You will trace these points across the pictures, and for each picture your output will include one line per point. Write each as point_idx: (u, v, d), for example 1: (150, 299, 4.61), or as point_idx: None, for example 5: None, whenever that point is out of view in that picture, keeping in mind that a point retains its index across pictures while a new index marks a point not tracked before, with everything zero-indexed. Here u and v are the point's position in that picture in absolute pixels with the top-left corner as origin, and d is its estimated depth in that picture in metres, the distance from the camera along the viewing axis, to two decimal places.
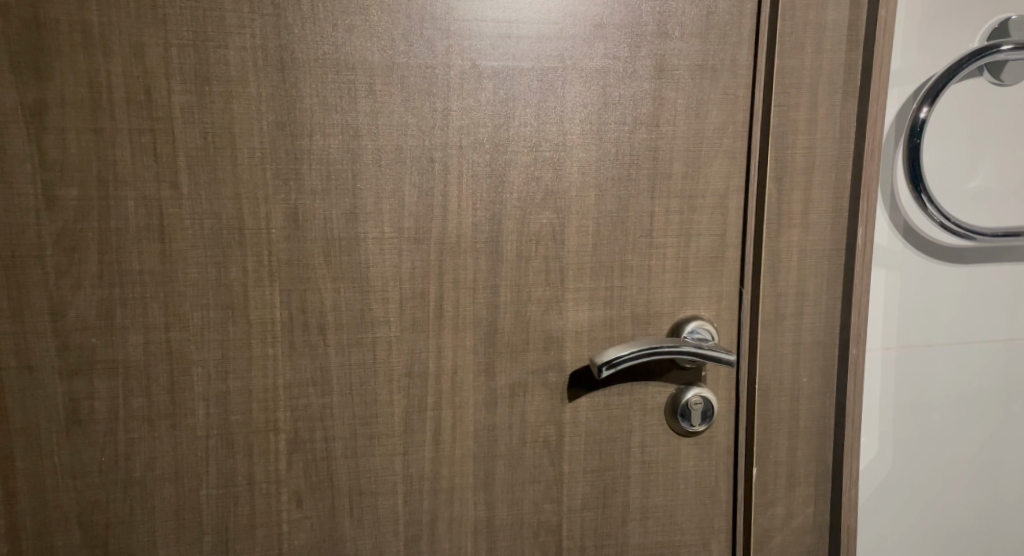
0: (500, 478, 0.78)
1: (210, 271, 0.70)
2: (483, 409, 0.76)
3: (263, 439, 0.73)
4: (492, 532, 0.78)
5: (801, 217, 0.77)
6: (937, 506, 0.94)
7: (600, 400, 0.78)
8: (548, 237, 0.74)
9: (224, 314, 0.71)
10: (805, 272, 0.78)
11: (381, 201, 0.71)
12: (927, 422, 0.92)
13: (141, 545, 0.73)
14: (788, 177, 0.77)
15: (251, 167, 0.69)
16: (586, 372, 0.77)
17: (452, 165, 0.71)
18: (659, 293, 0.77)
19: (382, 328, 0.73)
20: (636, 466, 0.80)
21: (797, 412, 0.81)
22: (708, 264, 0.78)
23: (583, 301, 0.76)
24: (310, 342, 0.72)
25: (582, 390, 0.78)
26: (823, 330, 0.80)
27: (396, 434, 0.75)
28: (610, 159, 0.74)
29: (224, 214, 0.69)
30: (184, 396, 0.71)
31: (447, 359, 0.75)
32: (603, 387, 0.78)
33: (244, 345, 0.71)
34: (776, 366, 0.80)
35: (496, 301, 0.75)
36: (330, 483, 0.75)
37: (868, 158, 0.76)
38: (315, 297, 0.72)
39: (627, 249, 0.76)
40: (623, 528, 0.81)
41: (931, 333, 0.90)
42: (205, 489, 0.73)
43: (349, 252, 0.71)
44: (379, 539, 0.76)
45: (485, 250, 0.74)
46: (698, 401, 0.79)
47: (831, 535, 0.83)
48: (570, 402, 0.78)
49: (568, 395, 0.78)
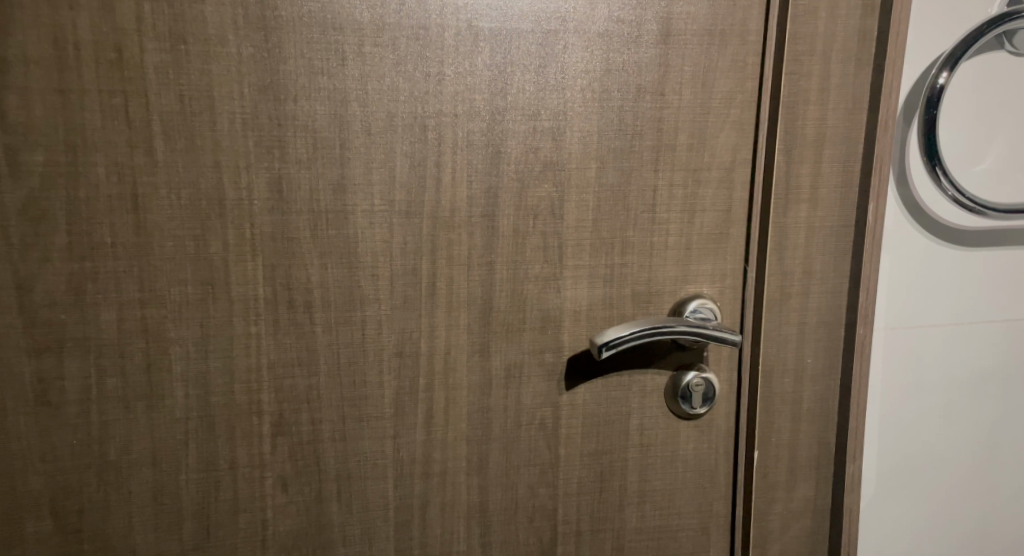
0: (495, 461, 0.75)
1: (188, 245, 0.66)
2: (478, 391, 0.73)
3: (246, 421, 0.70)
4: (486, 516, 0.76)
5: (810, 191, 0.73)
6: (940, 489, 0.92)
7: (600, 387, 0.75)
8: (547, 211, 0.71)
9: (204, 290, 0.67)
10: (813, 250, 0.75)
11: (370, 171, 0.67)
12: (932, 404, 0.89)
13: (117, 531, 0.70)
14: (798, 149, 0.73)
15: (232, 133, 0.65)
16: (584, 355, 0.74)
17: (446, 135, 0.67)
18: (662, 271, 0.74)
19: (372, 306, 0.70)
20: (635, 449, 0.77)
21: (800, 394, 0.78)
22: (712, 240, 0.74)
23: (582, 279, 0.73)
24: (296, 320, 0.69)
25: (581, 378, 0.75)
26: (830, 310, 0.76)
27: (387, 416, 0.72)
28: (613, 129, 0.70)
29: (204, 183, 0.65)
30: (162, 375, 0.68)
31: (440, 339, 0.71)
32: (603, 375, 0.75)
33: (225, 322, 0.68)
34: (779, 347, 0.76)
35: (492, 279, 0.71)
36: (317, 467, 0.72)
37: (882, 130, 0.72)
38: (301, 273, 0.68)
39: (628, 225, 0.72)
40: (621, 512, 0.78)
41: (934, 316, 0.87)
42: (185, 474, 0.70)
43: (338, 226, 0.67)
44: (368, 524, 0.74)
45: (481, 224, 0.70)
46: (699, 383, 0.76)
47: (832, 519, 0.81)
48: (569, 391, 0.75)
49: (567, 385, 0.75)
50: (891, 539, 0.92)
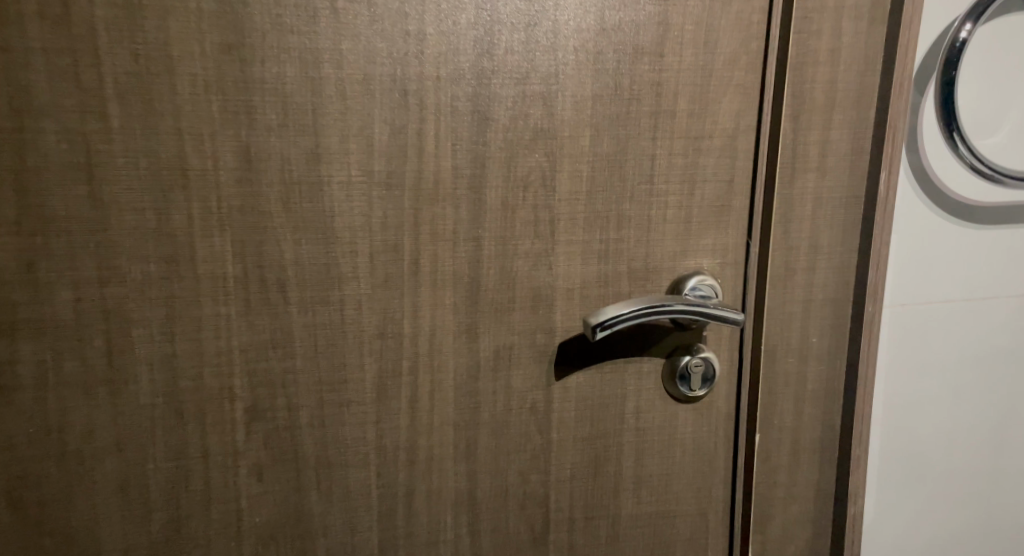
0: (483, 447, 0.71)
1: (149, 219, 0.61)
2: (465, 373, 0.69)
3: (218, 407, 0.66)
4: (474, 504, 0.72)
5: (817, 160, 0.69)
6: (949, 472, 0.88)
7: (593, 376, 0.71)
8: (538, 182, 0.66)
9: (167, 267, 0.62)
10: (820, 223, 0.70)
11: (347, 139, 0.62)
12: (943, 383, 0.85)
13: (82, 523, 0.66)
14: (805, 116, 0.68)
15: (194, 97, 0.60)
16: (576, 340, 0.70)
17: (428, 100, 0.63)
18: (659, 246, 0.69)
19: (351, 284, 0.65)
20: (631, 434, 0.73)
21: (804, 375, 0.74)
22: (714, 213, 0.69)
23: (575, 256, 0.68)
24: (269, 300, 0.64)
25: (573, 367, 0.71)
26: (837, 287, 0.72)
27: (368, 401, 0.68)
28: (608, 93, 0.65)
29: (164, 152, 0.60)
30: (125, 359, 0.63)
31: (424, 319, 0.67)
32: (596, 364, 0.71)
33: (192, 302, 0.63)
34: (783, 326, 0.72)
35: (479, 255, 0.67)
36: (295, 454, 0.68)
37: (896, 94, 0.68)
38: (273, 250, 0.63)
39: (625, 197, 0.68)
40: (616, 498, 0.74)
41: (946, 294, 0.83)
42: (153, 463, 0.66)
43: (312, 199, 0.63)
44: (350, 513, 0.70)
45: (467, 197, 0.65)
46: (699, 363, 0.72)
47: (837, 504, 0.77)
48: (560, 381, 0.71)
49: (558, 375, 0.70)
50: (897, 523, 0.88)
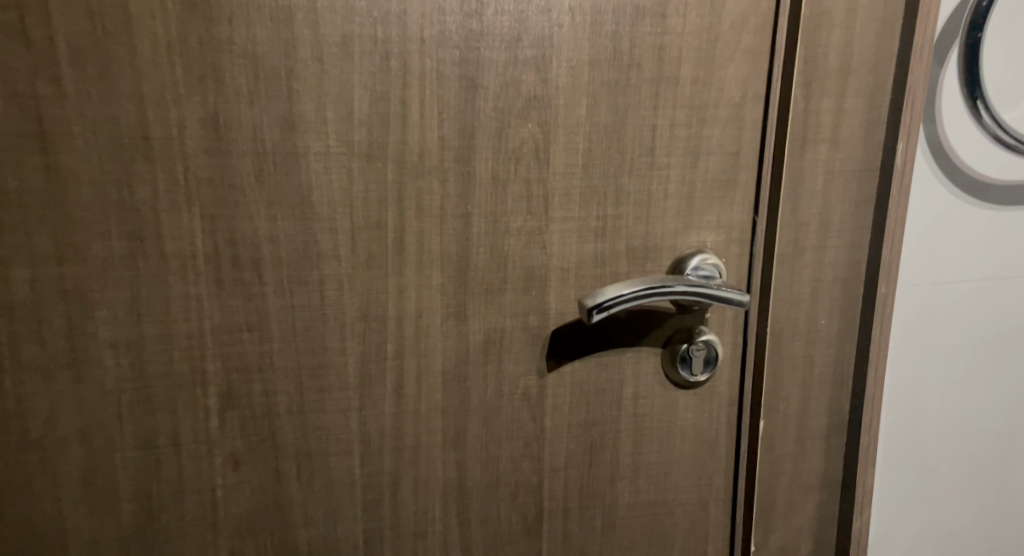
0: (473, 434, 0.67)
1: (110, 191, 0.57)
2: (453, 357, 0.65)
3: (189, 393, 0.62)
4: (464, 494, 0.68)
5: (830, 131, 0.65)
6: (962, 458, 0.85)
7: (586, 368, 0.67)
8: (531, 154, 0.62)
9: (131, 244, 0.58)
10: (831, 198, 0.66)
11: (325, 106, 0.58)
12: (958, 366, 0.82)
13: (46, 515, 0.62)
14: (817, 83, 0.63)
15: (156, 60, 0.55)
16: (570, 327, 0.66)
17: (412, 64, 0.58)
18: (660, 223, 0.65)
19: (331, 264, 0.61)
20: (629, 420, 0.69)
21: (812, 359, 0.70)
22: (718, 187, 0.65)
23: (571, 234, 0.64)
24: (243, 280, 0.60)
25: (564, 360, 0.67)
26: (848, 266, 0.68)
27: (351, 387, 0.64)
28: (606, 58, 0.61)
29: (125, 119, 0.56)
30: (87, 341, 0.59)
31: (410, 300, 0.63)
32: (591, 354, 0.67)
33: (159, 282, 0.59)
34: (791, 308, 0.68)
35: (468, 232, 0.62)
36: (273, 443, 0.64)
37: (917, 58, 0.63)
38: (245, 226, 0.59)
39: (624, 170, 0.63)
40: (613, 487, 0.71)
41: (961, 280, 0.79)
42: (121, 453, 0.62)
43: (287, 171, 0.58)
44: (333, 504, 0.66)
45: (455, 169, 0.61)
46: (701, 347, 0.68)
47: (843, 493, 0.74)
48: (552, 373, 0.67)
49: (550, 367, 0.67)
50: (907, 511, 0.85)
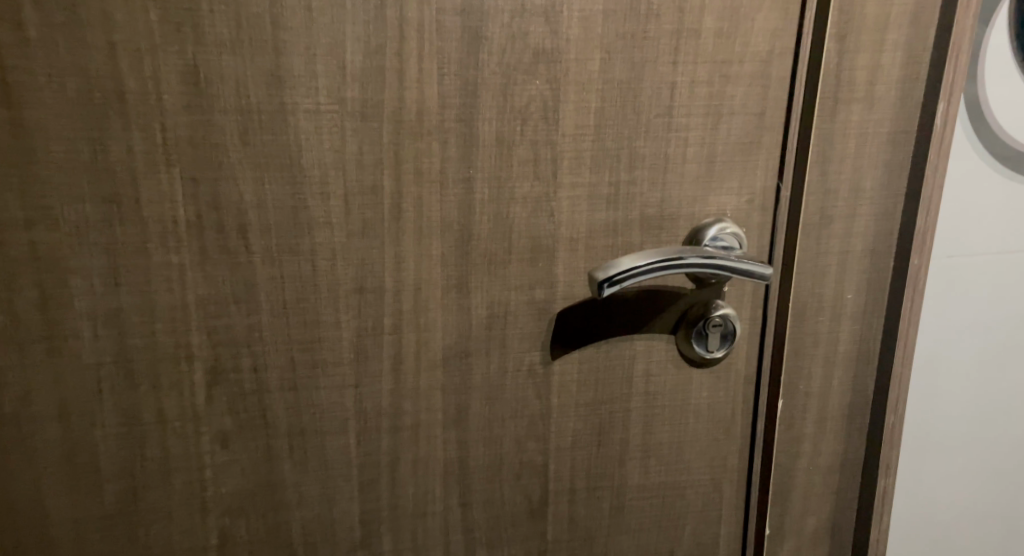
0: (476, 413, 0.63)
1: (82, 151, 0.53)
2: (455, 331, 0.61)
3: (174, 368, 0.58)
4: (466, 474, 0.65)
5: (864, 90, 0.60)
6: (990, 436, 0.83)
7: (592, 353, 0.64)
8: (539, 113, 0.57)
9: (106, 208, 0.54)
10: (863, 162, 0.61)
11: (315, 59, 0.53)
12: (988, 342, 0.79)
13: (24, 495, 0.59)
14: (850, 38, 0.59)
15: (129, 6, 0.51)
16: (579, 309, 0.62)
17: (410, 13, 0.53)
18: (678, 189, 0.60)
19: (323, 232, 0.57)
20: (640, 399, 0.65)
21: (836, 335, 0.66)
22: (741, 151, 0.60)
23: (581, 202, 0.60)
24: (228, 248, 0.56)
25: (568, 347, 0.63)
26: (879, 238, 0.63)
27: (346, 363, 0.60)
28: (622, 8, 0.56)
29: (95, 71, 0.52)
30: (62, 312, 0.56)
31: (409, 272, 0.59)
32: (596, 342, 0.63)
33: (138, 249, 0.55)
34: (816, 282, 0.64)
35: (470, 198, 0.58)
36: (264, 420, 0.60)
37: (963, 7, 0.58)
38: (230, 189, 0.55)
39: (639, 132, 0.59)
40: (622, 468, 0.67)
41: (989, 265, 0.77)
42: (102, 430, 0.59)
43: (275, 131, 0.54)
44: (327, 484, 0.63)
45: (456, 130, 0.56)
46: (718, 321, 0.63)
47: (866, 478, 0.70)
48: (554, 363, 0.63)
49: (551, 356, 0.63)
50: (931, 489, 0.84)
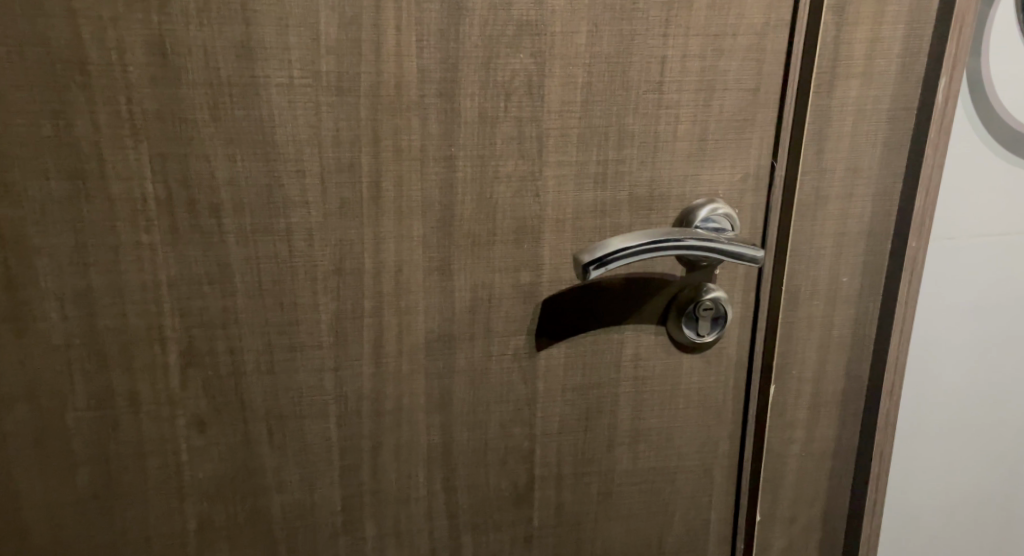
0: (460, 397, 0.62)
1: (46, 125, 0.51)
2: (437, 314, 0.59)
3: (146, 350, 0.57)
4: (450, 459, 0.63)
5: (862, 66, 0.58)
6: (989, 423, 0.81)
7: (581, 345, 0.62)
8: (523, 89, 0.55)
9: (72, 185, 0.52)
10: (860, 141, 0.59)
11: (289, 30, 0.51)
12: (989, 327, 0.78)
13: None
14: (848, 12, 0.56)
15: None
16: (568, 293, 0.60)
17: None
18: (668, 169, 0.58)
19: (299, 211, 0.55)
20: (628, 385, 0.64)
21: (830, 320, 0.64)
22: (734, 129, 0.58)
23: (567, 181, 0.58)
24: (201, 227, 0.54)
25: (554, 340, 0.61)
26: (875, 220, 0.61)
27: (325, 346, 0.59)
28: None
29: (56, 42, 0.50)
30: (30, 292, 0.54)
31: (389, 252, 0.57)
32: (584, 332, 0.62)
33: (107, 228, 0.53)
34: (810, 266, 0.62)
35: (452, 177, 0.56)
36: (241, 404, 0.59)
37: None
38: (202, 166, 0.53)
39: (627, 109, 0.57)
40: (610, 454, 0.65)
41: (992, 249, 0.75)
42: (73, 413, 0.57)
43: (248, 106, 0.52)
44: (307, 469, 0.61)
45: (437, 105, 0.54)
46: (709, 306, 0.61)
47: (860, 466, 0.68)
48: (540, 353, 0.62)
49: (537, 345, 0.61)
50: (926, 474, 0.82)
